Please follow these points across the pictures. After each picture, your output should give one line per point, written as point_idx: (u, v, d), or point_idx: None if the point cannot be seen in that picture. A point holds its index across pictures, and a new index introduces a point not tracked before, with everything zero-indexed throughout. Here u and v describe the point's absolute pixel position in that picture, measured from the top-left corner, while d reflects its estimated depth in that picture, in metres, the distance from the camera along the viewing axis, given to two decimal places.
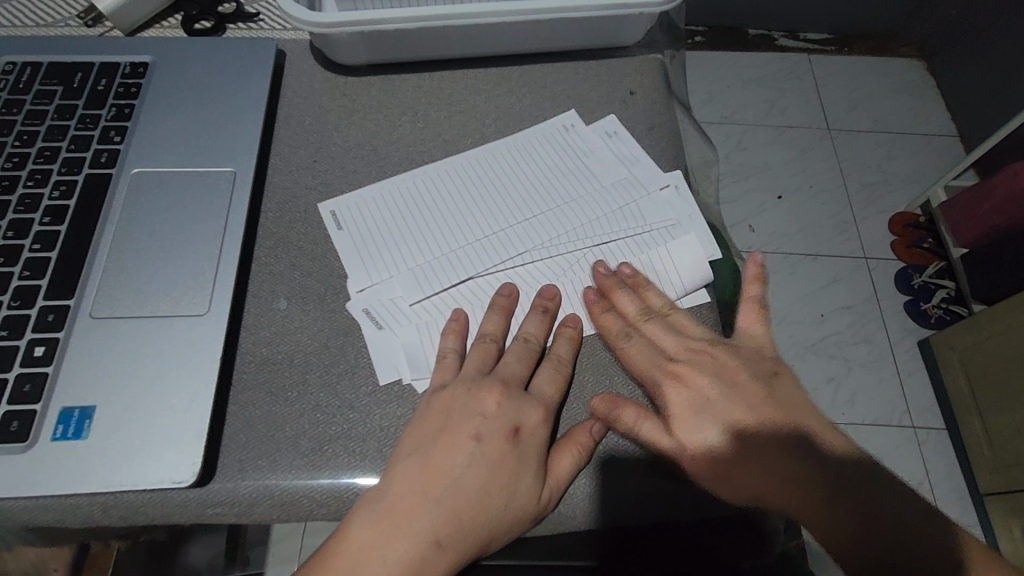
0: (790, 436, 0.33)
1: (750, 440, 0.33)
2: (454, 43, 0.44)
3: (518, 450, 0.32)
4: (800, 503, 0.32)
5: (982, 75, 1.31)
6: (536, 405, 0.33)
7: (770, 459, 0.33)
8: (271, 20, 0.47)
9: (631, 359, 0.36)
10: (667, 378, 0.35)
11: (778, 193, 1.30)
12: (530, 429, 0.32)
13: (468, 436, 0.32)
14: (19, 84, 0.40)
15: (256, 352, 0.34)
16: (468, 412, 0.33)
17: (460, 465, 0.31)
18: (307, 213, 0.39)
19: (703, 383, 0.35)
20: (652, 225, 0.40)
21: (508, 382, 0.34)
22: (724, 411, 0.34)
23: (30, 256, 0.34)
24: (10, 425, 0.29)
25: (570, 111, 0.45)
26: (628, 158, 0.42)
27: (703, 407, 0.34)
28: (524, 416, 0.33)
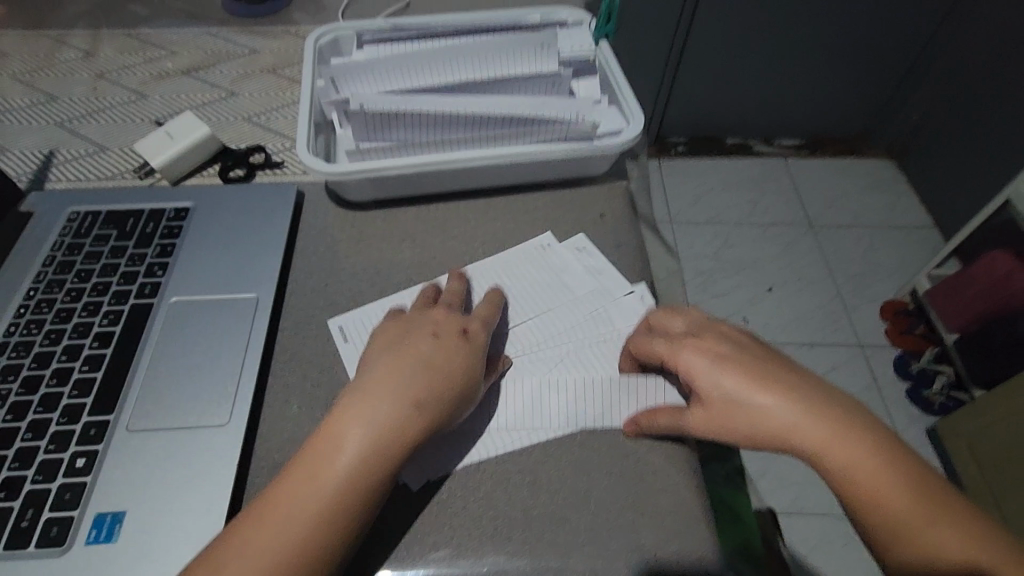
0: (794, 392, 0.36)
1: (753, 392, 0.37)
2: (447, 182, 0.51)
3: (462, 346, 0.39)
4: (809, 440, 0.35)
5: (948, 172, 1.42)
6: (474, 319, 0.42)
7: (771, 404, 0.36)
8: (295, 166, 0.56)
9: (643, 342, 0.41)
10: (687, 352, 0.39)
11: (768, 285, 1.36)
12: (470, 332, 0.41)
13: (396, 355, 0.38)
14: (81, 230, 0.48)
15: (269, 457, 0.38)
16: (419, 319, 0.41)
17: (423, 353, 0.38)
18: (319, 330, 0.45)
19: (714, 345, 0.39)
20: (621, 328, 0.45)
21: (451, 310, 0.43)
22: (733, 362, 0.38)
23: (79, 377, 0.39)
24: (50, 530, 0.33)
25: (544, 230, 0.52)
26: (595, 269, 0.49)
27: (716, 363, 0.38)
28: (467, 323, 0.41)
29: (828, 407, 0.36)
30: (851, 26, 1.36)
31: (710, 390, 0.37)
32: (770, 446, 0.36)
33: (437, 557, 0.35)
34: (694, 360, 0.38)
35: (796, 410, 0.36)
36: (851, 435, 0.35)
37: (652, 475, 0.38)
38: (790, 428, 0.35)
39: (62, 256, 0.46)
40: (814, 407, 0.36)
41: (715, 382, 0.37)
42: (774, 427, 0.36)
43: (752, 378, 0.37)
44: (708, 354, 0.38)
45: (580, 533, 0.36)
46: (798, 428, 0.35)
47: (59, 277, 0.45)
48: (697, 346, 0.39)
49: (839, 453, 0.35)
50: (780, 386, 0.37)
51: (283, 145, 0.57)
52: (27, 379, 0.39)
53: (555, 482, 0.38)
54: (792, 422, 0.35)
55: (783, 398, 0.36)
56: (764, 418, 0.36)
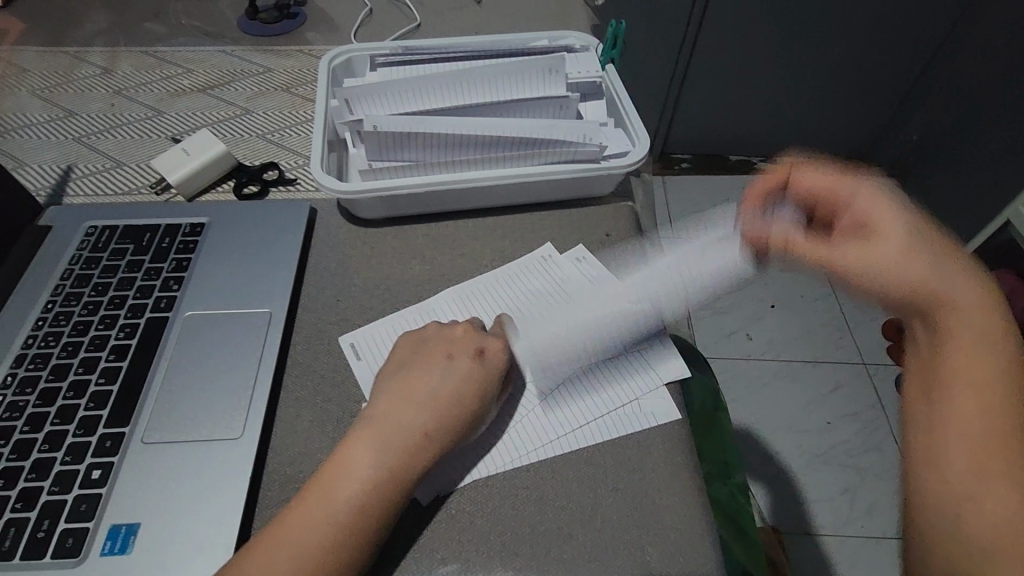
0: (933, 275, 0.39)
1: (869, 225, 0.42)
2: (456, 200, 0.52)
3: (479, 369, 0.41)
4: (889, 255, 0.40)
5: (950, 191, 1.43)
6: (494, 337, 0.43)
7: (885, 250, 0.40)
8: (307, 183, 0.57)
9: (813, 177, 0.46)
10: (853, 182, 0.44)
11: (772, 302, 1.37)
12: (490, 352, 0.41)
13: (414, 380, 0.40)
14: (98, 245, 0.49)
15: (280, 470, 0.39)
16: (441, 338, 0.42)
17: (436, 378, 0.40)
18: (329, 345, 0.45)
19: (865, 207, 0.43)
20: (624, 336, 0.46)
21: (477, 328, 0.44)
22: (871, 216, 0.42)
23: (95, 389, 0.40)
24: (66, 541, 0.34)
25: (546, 244, 0.53)
26: (596, 276, 0.49)
27: (875, 210, 0.42)
28: (489, 342, 0.42)
29: (953, 286, 0.39)
30: (852, 47, 1.38)
31: (886, 245, 0.40)
32: (862, 272, 0.41)
33: (446, 571, 0.35)
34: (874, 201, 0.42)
35: (958, 302, 0.38)
36: (986, 351, 0.37)
37: (658, 492, 0.39)
38: (910, 285, 0.39)
39: (80, 270, 0.47)
40: (942, 276, 0.39)
41: (908, 258, 0.39)
42: (904, 259, 0.39)
43: (912, 244, 0.40)
44: (895, 211, 0.42)
45: (586, 549, 0.36)
46: (897, 275, 0.39)
47: (77, 291, 0.46)
48: (874, 201, 0.43)
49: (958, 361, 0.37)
50: (908, 235, 0.41)
51: (296, 162, 0.58)
52: (44, 391, 0.40)
53: (562, 498, 0.39)
54: (914, 284, 0.39)
55: (914, 253, 0.39)
56: (874, 246, 0.41)
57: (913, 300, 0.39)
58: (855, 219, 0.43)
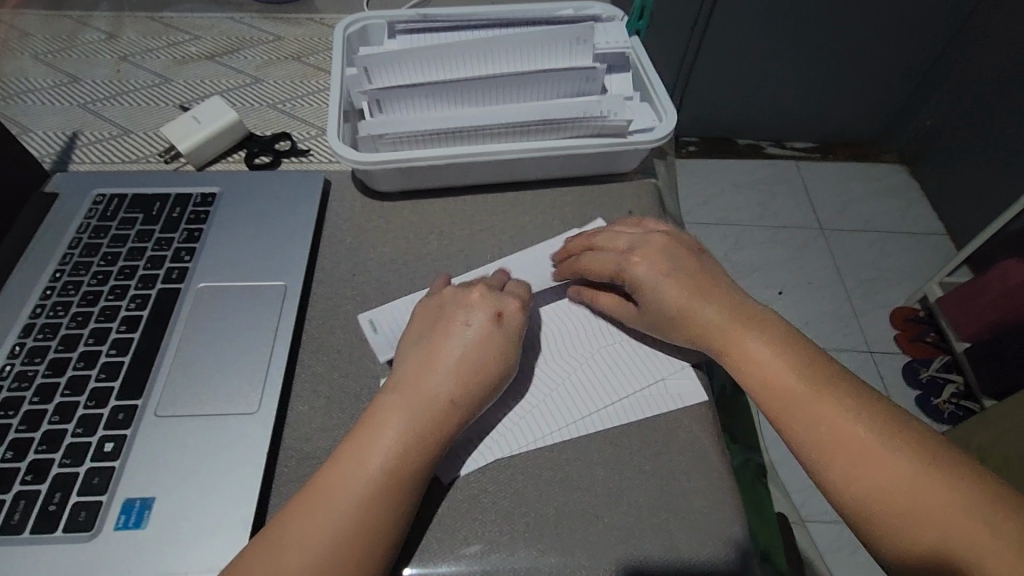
0: (658, 258, 0.42)
1: (647, 278, 0.41)
2: (476, 174, 0.51)
3: (500, 332, 0.39)
4: (756, 340, 0.39)
5: (961, 179, 1.40)
6: (511, 297, 0.41)
7: (658, 291, 0.41)
8: (320, 155, 0.55)
9: (622, 245, 0.43)
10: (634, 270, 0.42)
11: (780, 288, 1.35)
12: (508, 312, 0.40)
13: (429, 351, 0.38)
14: (106, 213, 0.47)
15: (298, 446, 0.38)
16: (455, 301, 0.40)
17: (456, 345, 0.38)
18: (345, 321, 0.44)
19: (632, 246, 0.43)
20: None
21: (491, 288, 0.42)
22: (661, 268, 0.41)
23: (107, 361, 0.39)
24: (79, 515, 0.33)
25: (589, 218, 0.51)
26: None
27: (651, 258, 0.42)
28: (506, 303, 0.41)
29: (686, 277, 0.41)
30: (868, 30, 1.34)
31: (650, 282, 0.41)
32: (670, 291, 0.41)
33: (469, 552, 0.35)
34: (646, 265, 0.42)
35: (738, 312, 0.40)
36: (739, 326, 0.39)
37: (684, 475, 0.38)
38: (689, 319, 0.40)
39: (88, 238, 0.45)
40: (677, 270, 0.41)
41: (694, 275, 0.41)
42: (681, 317, 0.40)
43: (677, 276, 0.41)
44: (651, 269, 0.41)
45: (612, 531, 0.36)
46: (680, 319, 0.41)
47: (86, 260, 0.44)
48: (656, 270, 0.41)
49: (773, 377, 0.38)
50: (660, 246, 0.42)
51: (310, 133, 0.57)
52: (54, 362, 0.38)
53: (587, 479, 0.38)
54: (740, 328, 0.39)
55: (700, 293, 0.41)
56: (650, 296, 0.41)
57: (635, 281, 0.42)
58: (616, 271, 0.43)
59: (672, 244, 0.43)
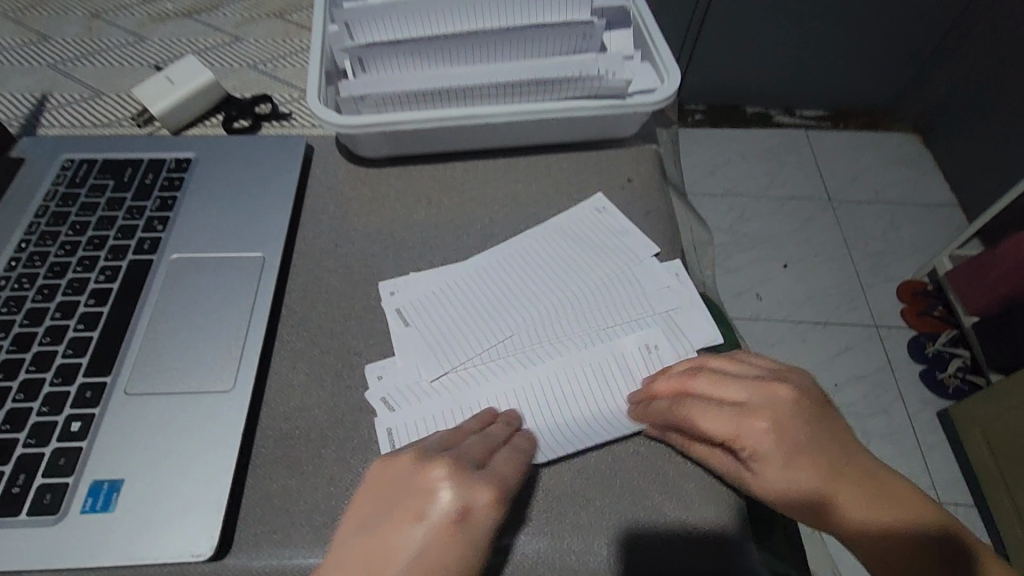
0: (780, 449, 0.33)
1: (765, 464, 0.33)
2: (467, 140, 0.48)
3: (463, 531, 0.29)
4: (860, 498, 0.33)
5: (975, 148, 1.36)
6: (486, 480, 0.31)
7: (776, 475, 0.33)
8: (302, 119, 0.52)
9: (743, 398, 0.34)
10: (759, 419, 0.34)
11: (785, 261, 1.32)
12: (478, 510, 0.30)
13: (399, 539, 0.28)
14: (75, 180, 0.44)
15: (275, 427, 0.36)
16: (416, 483, 0.30)
17: (410, 537, 0.28)
18: (327, 294, 0.42)
19: (751, 407, 0.34)
20: (647, 293, 0.43)
21: (462, 465, 0.31)
22: (783, 424, 0.33)
23: (74, 336, 0.37)
24: (44, 497, 0.31)
25: (597, 194, 0.48)
26: (616, 230, 0.46)
27: (766, 463, 0.33)
28: (474, 492, 0.30)
29: (805, 469, 0.33)
30: None
31: (774, 455, 0.33)
32: (784, 493, 0.33)
33: None
34: (770, 437, 0.33)
35: (832, 444, 0.34)
36: (850, 484, 0.33)
37: (680, 458, 0.36)
38: (806, 502, 0.33)
39: (55, 206, 0.43)
40: (806, 480, 0.33)
41: (821, 441, 0.34)
42: (796, 493, 0.33)
43: (802, 474, 0.33)
44: (774, 433, 0.33)
45: (604, 517, 0.34)
46: (796, 493, 0.33)
47: (53, 230, 0.42)
48: (775, 432, 0.33)
49: (834, 506, 0.33)
50: (792, 400, 0.34)
51: (291, 95, 0.54)
52: (18, 337, 0.36)
53: (578, 462, 0.36)
54: (830, 472, 0.33)
55: (824, 471, 0.33)
56: (766, 481, 0.33)
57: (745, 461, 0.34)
58: (738, 431, 0.34)
59: (804, 421, 0.34)
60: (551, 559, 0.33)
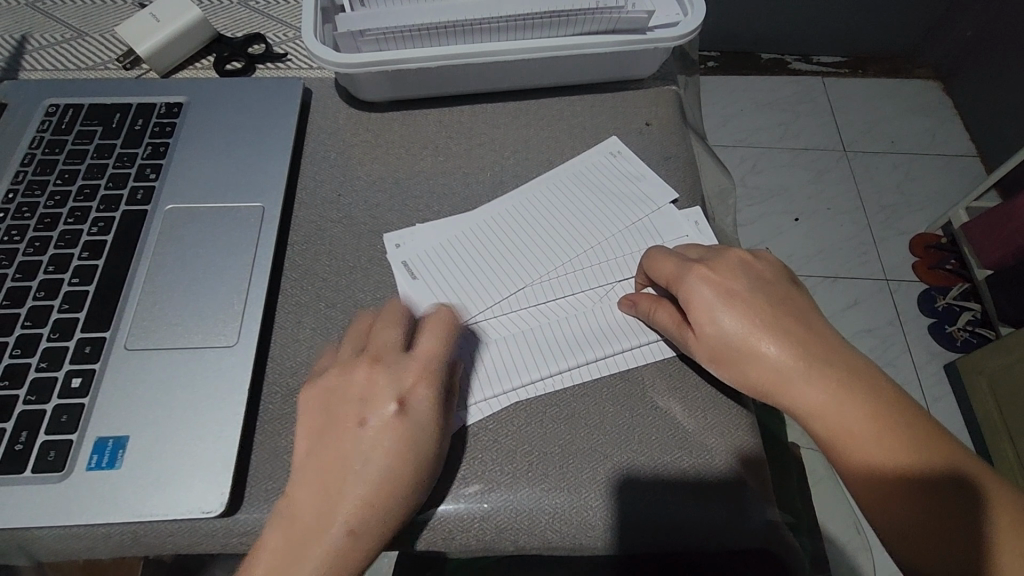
0: (721, 303, 0.34)
1: (706, 317, 0.34)
2: (475, 81, 0.45)
3: (391, 414, 0.31)
4: (803, 358, 0.33)
5: (999, 93, 1.29)
6: (415, 366, 0.32)
7: (717, 326, 0.34)
8: (299, 60, 0.49)
9: (687, 260, 0.36)
10: (695, 278, 0.35)
11: (796, 215, 1.29)
12: (413, 393, 0.31)
13: (355, 421, 0.31)
14: (61, 126, 0.42)
15: (282, 382, 0.35)
16: (340, 386, 0.32)
17: (350, 431, 0.31)
18: (332, 246, 0.40)
19: (699, 269, 0.35)
20: (666, 240, 0.41)
21: (384, 359, 0.33)
22: (724, 281, 0.35)
23: (69, 290, 0.35)
24: (48, 454, 0.30)
25: (612, 138, 0.46)
26: (633, 175, 0.44)
27: (709, 316, 0.34)
28: (403, 378, 0.32)
29: (746, 323, 0.34)
30: None
31: (708, 314, 0.34)
32: (729, 346, 0.33)
33: (468, 492, 0.32)
34: (709, 288, 0.34)
35: (785, 308, 0.34)
36: (793, 343, 0.33)
37: (697, 414, 0.35)
38: (738, 353, 0.33)
39: (42, 154, 0.41)
40: (750, 336, 0.33)
41: (759, 303, 0.34)
42: (727, 339, 0.34)
43: (746, 327, 0.33)
44: (712, 279, 0.35)
45: (620, 470, 0.33)
46: (737, 346, 0.33)
47: (41, 179, 0.40)
48: (713, 281, 0.35)
49: (767, 356, 0.33)
50: (733, 265, 0.36)
51: (286, 34, 0.50)
52: (11, 292, 0.35)
53: (594, 417, 0.35)
54: (775, 330, 0.33)
55: (766, 323, 0.34)
56: (708, 331, 0.34)
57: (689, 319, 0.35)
58: (681, 288, 0.35)
59: (750, 285, 0.35)
60: (567, 514, 0.32)
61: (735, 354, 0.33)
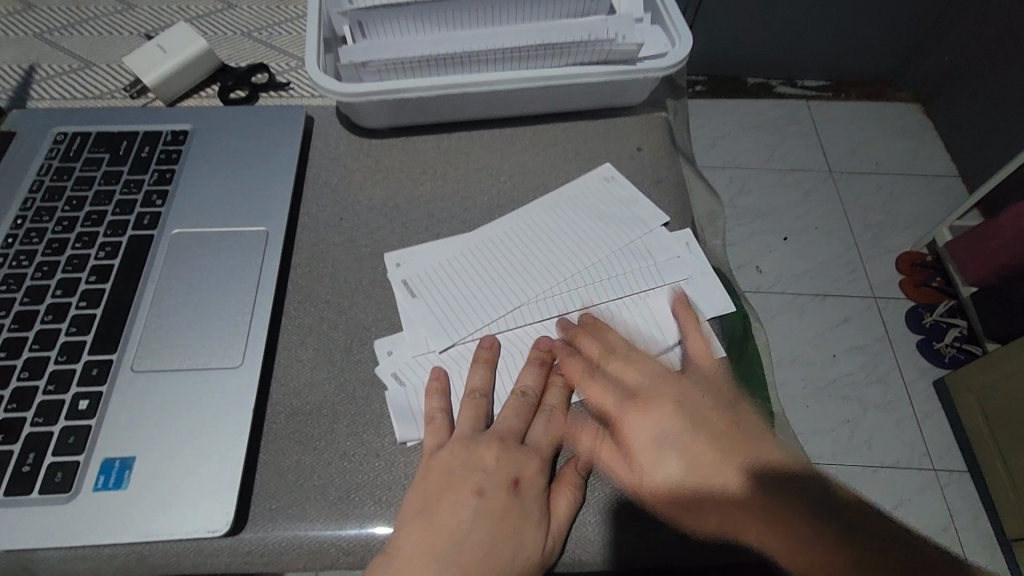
0: (638, 390, 0.37)
1: (626, 403, 0.36)
2: (472, 109, 0.47)
3: (508, 498, 0.33)
4: (721, 439, 0.34)
5: (977, 116, 1.34)
6: (531, 456, 0.35)
7: (635, 414, 0.36)
8: (301, 88, 0.51)
9: (609, 347, 0.39)
10: (608, 368, 0.38)
11: (785, 234, 1.31)
12: (528, 480, 0.34)
13: (471, 489, 0.33)
14: (69, 153, 0.43)
15: (286, 402, 0.36)
16: (445, 456, 0.34)
17: (462, 503, 0.32)
18: (334, 268, 0.41)
19: (616, 358, 0.38)
20: (658, 262, 0.43)
21: (502, 443, 0.35)
22: (637, 367, 0.38)
23: (77, 314, 0.36)
24: (55, 475, 0.31)
25: (606, 162, 0.48)
26: (627, 199, 0.45)
27: (629, 399, 0.36)
28: (522, 465, 0.34)
29: (662, 410, 0.36)
30: None
31: (625, 401, 0.36)
32: (648, 430, 0.35)
33: None
34: (626, 376, 0.38)
35: (702, 391, 0.37)
36: (710, 425, 0.35)
37: None
38: (658, 437, 0.35)
39: (51, 180, 0.42)
40: (669, 421, 0.35)
41: (672, 390, 0.37)
42: (652, 427, 0.35)
43: (661, 412, 0.36)
44: (640, 365, 0.38)
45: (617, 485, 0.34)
46: (661, 432, 0.35)
47: (49, 205, 0.41)
48: (627, 370, 0.38)
49: (688, 442, 0.34)
50: (646, 355, 0.39)
51: (289, 64, 0.52)
52: (20, 315, 0.36)
53: (591, 434, 0.36)
54: (693, 414, 0.35)
55: (681, 409, 0.36)
56: (630, 418, 0.36)
57: (611, 405, 0.36)
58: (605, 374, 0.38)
59: (661, 370, 0.38)
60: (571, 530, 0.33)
61: (658, 441, 0.35)
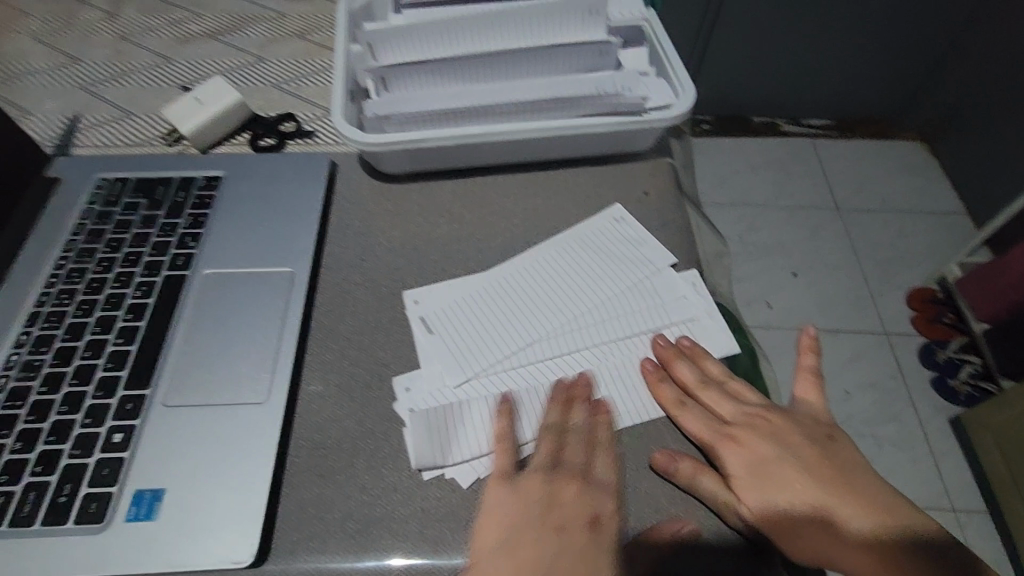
0: (738, 419, 0.39)
1: (731, 429, 0.39)
2: (487, 156, 0.49)
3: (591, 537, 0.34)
4: (823, 470, 0.37)
5: (983, 154, 1.36)
6: (607, 495, 0.35)
7: (745, 439, 0.38)
8: (326, 136, 0.54)
9: (706, 377, 0.41)
10: (712, 395, 0.40)
11: (794, 270, 1.32)
12: (606, 519, 0.34)
13: (551, 527, 0.34)
14: (110, 198, 0.46)
15: (308, 436, 0.37)
16: (520, 491, 0.35)
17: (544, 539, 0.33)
18: (355, 307, 0.43)
19: (718, 390, 0.40)
20: (665, 302, 0.44)
21: (580, 481, 0.36)
22: (738, 401, 0.40)
23: (113, 350, 0.38)
24: (89, 506, 0.32)
25: (615, 204, 0.50)
26: (635, 240, 0.47)
27: (733, 429, 0.39)
28: (602, 504, 0.35)
29: (766, 438, 0.38)
30: None
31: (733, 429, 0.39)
32: (757, 454, 0.37)
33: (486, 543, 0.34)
34: (726, 407, 0.40)
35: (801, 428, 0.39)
36: (812, 458, 0.37)
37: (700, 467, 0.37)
38: (766, 463, 0.37)
39: (92, 224, 0.44)
40: (777, 448, 0.38)
41: (777, 422, 0.39)
42: (746, 457, 0.37)
43: (767, 441, 0.38)
44: (730, 399, 0.40)
45: (629, 523, 0.35)
46: (766, 458, 0.37)
47: (90, 247, 0.43)
48: (728, 401, 0.40)
49: (784, 471, 0.37)
50: (743, 392, 0.41)
51: (315, 113, 0.55)
52: (60, 351, 0.38)
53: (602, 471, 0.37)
54: (799, 445, 0.38)
55: (787, 439, 0.38)
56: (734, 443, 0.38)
57: (717, 428, 0.39)
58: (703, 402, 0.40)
59: (762, 409, 0.40)
60: None
61: (756, 468, 0.37)
